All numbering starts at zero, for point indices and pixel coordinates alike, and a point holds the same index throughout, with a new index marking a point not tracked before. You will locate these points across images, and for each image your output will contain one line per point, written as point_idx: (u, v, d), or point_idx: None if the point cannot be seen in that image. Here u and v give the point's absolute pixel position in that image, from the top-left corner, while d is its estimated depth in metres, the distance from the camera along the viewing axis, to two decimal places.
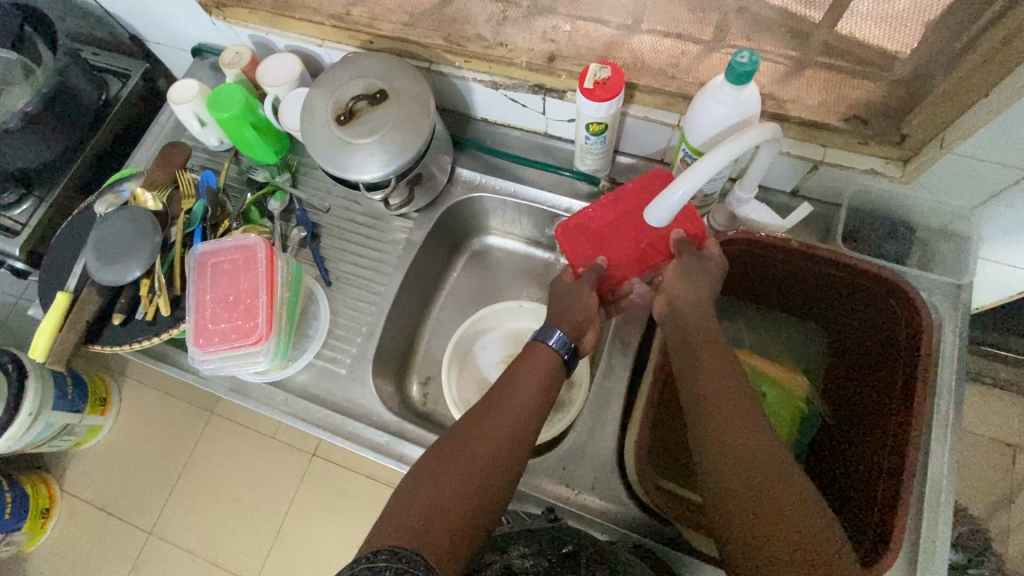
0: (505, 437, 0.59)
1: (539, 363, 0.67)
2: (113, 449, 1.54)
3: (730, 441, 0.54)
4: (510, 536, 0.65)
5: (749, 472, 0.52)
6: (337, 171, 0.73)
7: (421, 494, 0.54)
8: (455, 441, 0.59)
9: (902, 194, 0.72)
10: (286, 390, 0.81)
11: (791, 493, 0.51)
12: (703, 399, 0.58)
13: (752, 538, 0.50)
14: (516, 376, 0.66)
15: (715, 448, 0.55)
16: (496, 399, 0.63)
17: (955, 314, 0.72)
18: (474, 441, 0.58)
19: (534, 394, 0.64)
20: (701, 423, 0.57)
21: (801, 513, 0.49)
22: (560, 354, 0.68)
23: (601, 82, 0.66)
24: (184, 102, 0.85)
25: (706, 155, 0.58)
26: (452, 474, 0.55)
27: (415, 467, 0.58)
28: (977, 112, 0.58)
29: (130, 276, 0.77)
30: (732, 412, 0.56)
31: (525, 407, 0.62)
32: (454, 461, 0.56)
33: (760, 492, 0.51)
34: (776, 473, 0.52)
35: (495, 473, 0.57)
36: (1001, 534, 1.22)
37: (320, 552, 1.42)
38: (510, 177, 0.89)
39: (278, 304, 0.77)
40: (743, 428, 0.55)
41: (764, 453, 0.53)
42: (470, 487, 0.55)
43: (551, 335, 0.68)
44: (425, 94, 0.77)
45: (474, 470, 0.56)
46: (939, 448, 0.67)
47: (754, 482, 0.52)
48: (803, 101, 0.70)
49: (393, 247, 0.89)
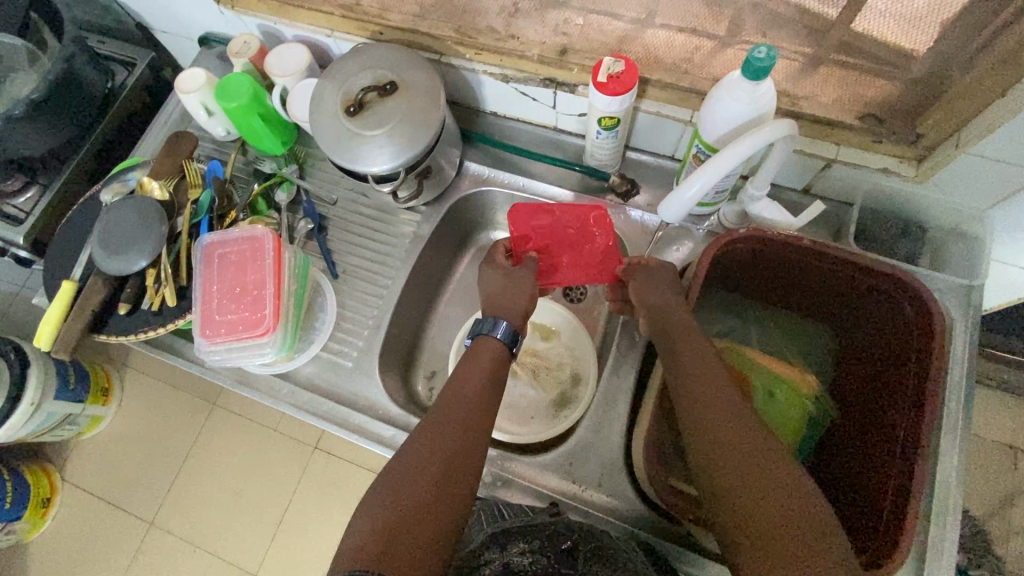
0: (458, 440, 0.60)
1: (483, 354, 0.70)
2: (115, 440, 1.54)
3: (733, 445, 0.55)
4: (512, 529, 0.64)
5: (757, 476, 0.53)
6: (346, 163, 0.73)
7: (384, 506, 0.53)
8: (414, 450, 0.59)
9: (915, 193, 0.72)
10: (292, 381, 0.80)
11: (799, 503, 0.50)
12: (700, 403, 0.59)
13: (755, 544, 0.50)
14: (465, 377, 0.67)
15: (716, 451, 0.55)
16: (450, 403, 0.63)
17: (967, 314, 0.72)
18: (430, 447, 0.58)
19: (486, 393, 0.66)
20: (704, 425, 0.57)
21: (805, 517, 0.50)
22: (505, 345, 0.72)
23: (615, 76, 0.65)
24: (191, 91, 0.84)
25: (717, 154, 0.60)
26: (412, 482, 0.55)
27: (379, 478, 0.57)
28: (994, 112, 0.58)
29: (136, 266, 0.77)
30: (728, 414, 0.57)
31: (476, 409, 0.63)
32: (415, 469, 0.56)
33: (758, 492, 0.52)
34: (778, 477, 0.52)
35: (455, 476, 0.57)
36: (1002, 536, 1.22)
37: (321, 544, 1.42)
38: (519, 171, 0.89)
39: (285, 296, 0.77)
40: (741, 432, 0.56)
41: (767, 456, 0.54)
42: (430, 494, 0.55)
43: (498, 328, 0.72)
44: (434, 86, 0.76)
45: (432, 476, 0.56)
46: (948, 449, 0.67)
47: (755, 484, 0.52)
48: (817, 99, 0.69)
49: (401, 241, 0.88)
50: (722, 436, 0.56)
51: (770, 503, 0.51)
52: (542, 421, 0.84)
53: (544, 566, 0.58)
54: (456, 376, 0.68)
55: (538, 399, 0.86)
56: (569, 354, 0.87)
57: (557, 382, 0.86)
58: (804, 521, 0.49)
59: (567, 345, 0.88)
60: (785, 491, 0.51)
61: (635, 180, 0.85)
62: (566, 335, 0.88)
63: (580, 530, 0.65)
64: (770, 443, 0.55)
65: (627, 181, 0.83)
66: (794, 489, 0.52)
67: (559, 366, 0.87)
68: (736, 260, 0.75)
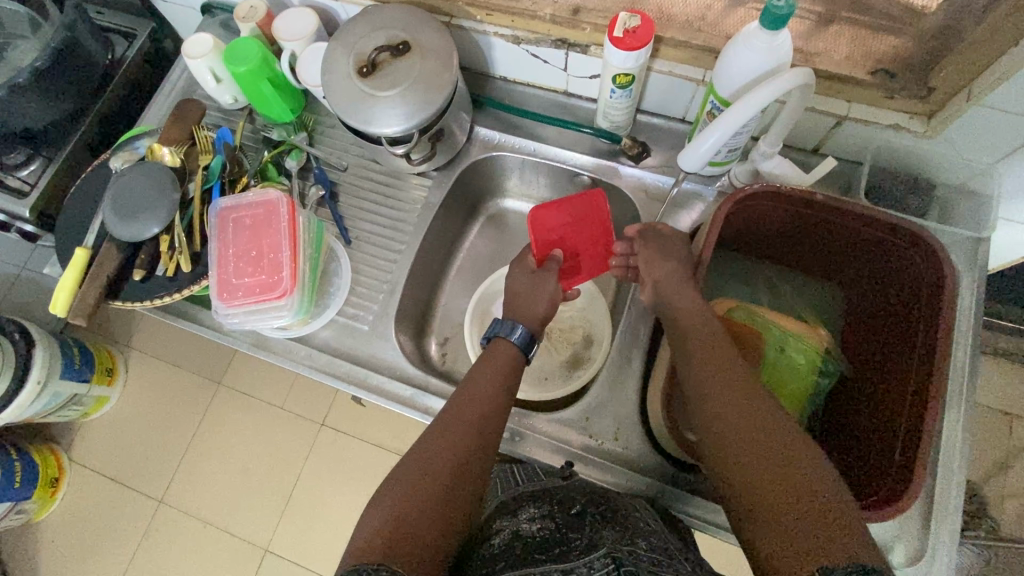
0: (470, 439, 0.60)
1: (498, 358, 0.69)
2: (122, 419, 1.55)
3: (729, 407, 0.56)
4: (524, 496, 0.68)
5: (758, 434, 0.53)
6: (359, 124, 0.73)
7: (392, 505, 0.54)
8: (425, 448, 0.59)
9: (924, 148, 0.73)
10: (310, 345, 0.80)
11: (806, 460, 0.51)
12: (702, 367, 0.59)
13: (762, 504, 0.50)
14: (479, 376, 0.67)
15: (718, 410, 0.56)
16: (463, 404, 0.63)
17: (973, 268, 0.74)
18: (440, 446, 0.59)
19: (500, 397, 0.65)
20: (703, 387, 0.58)
21: (811, 472, 0.50)
22: (521, 350, 0.71)
23: (631, 31, 0.65)
24: (199, 57, 0.83)
25: (732, 106, 0.61)
26: (422, 480, 0.56)
27: (393, 474, 0.58)
28: (1008, 61, 0.58)
29: (149, 233, 0.77)
30: (725, 375, 0.58)
31: (489, 407, 0.64)
32: (424, 467, 0.57)
33: (768, 452, 0.51)
34: (780, 434, 0.52)
35: (464, 480, 0.57)
36: (996, 497, 1.26)
37: (333, 517, 1.45)
38: (530, 136, 0.89)
39: (301, 259, 0.77)
40: (738, 391, 0.56)
41: (770, 414, 0.54)
42: (442, 496, 0.55)
43: (515, 331, 0.71)
44: (447, 47, 0.76)
45: (440, 479, 0.56)
46: (955, 397, 0.70)
47: (766, 438, 0.52)
48: (831, 55, 0.69)
49: (412, 206, 0.89)
50: (722, 399, 0.56)
51: (776, 462, 0.51)
52: (556, 381, 0.86)
53: (552, 527, 0.60)
54: (471, 376, 0.67)
55: (551, 360, 0.87)
56: (581, 317, 0.88)
57: (569, 344, 0.88)
58: (812, 477, 0.49)
59: (579, 308, 0.89)
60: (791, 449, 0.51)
61: (646, 143, 0.85)
62: (578, 298, 0.89)
63: (590, 493, 0.67)
64: (770, 402, 0.55)
65: (639, 144, 0.83)
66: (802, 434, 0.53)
67: (571, 328, 0.88)
68: (749, 218, 0.75)
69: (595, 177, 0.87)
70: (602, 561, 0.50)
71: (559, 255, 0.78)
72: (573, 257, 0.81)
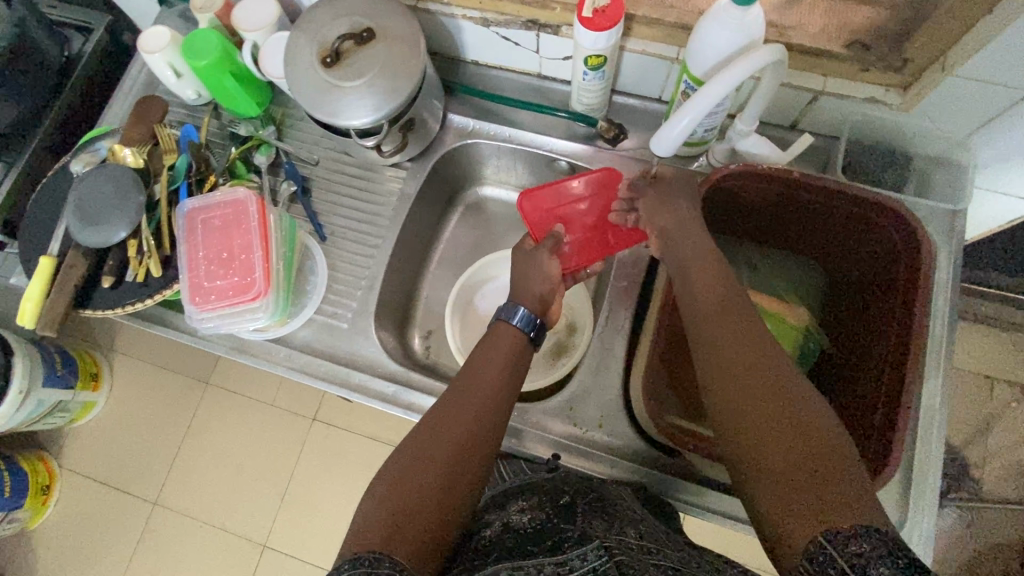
0: (469, 426, 0.59)
1: (502, 339, 0.68)
2: (111, 423, 1.54)
3: (728, 376, 0.52)
4: (512, 490, 0.68)
5: (774, 400, 0.49)
6: (327, 117, 0.71)
7: (389, 492, 0.53)
8: (422, 437, 0.58)
9: (900, 121, 0.72)
10: (288, 345, 0.78)
11: (823, 428, 0.48)
12: (713, 331, 0.56)
13: (774, 478, 0.47)
14: (481, 362, 0.65)
15: (728, 376, 0.52)
16: (462, 391, 0.62)
17: (952, 241, 0.74)
18: (437, 434, 0.57)
19: (502, 382, 0.64)
20: (714, 349, 0.55)
21: (827, 440, 0.47)
22: (524, 331, 0.69)
23: (600, 10, 0.63)
24: (156, 51, 0.80)
25: (709, 82, 0.59)
26: (422, 468, 0.55)
27: (391, 460, 0.57)
28: (980, 31, 0.57)
29: (116, 237, 0.75)
30: (743, 339, 0.54)
31: (492, 392, 0.62)
32: (422, 456, 0.56)
33: (768, 424, 0.49)
34: (797, 401, 0.49)
35: (464, 467, 0.56)
36: (978, 459, 1.29)
37: (330, 510, 1.45)
38: (505, 121, 0.87)
39: (274, 258, 0.75)
40: (757, 354, 0.53)
41: (786, 379, 0.51)
42: (442, 482, 0.54)
43: (515, 315, 0.70)
44: (414, 32, 0.73)
45: (440, 467, 0.55)
46: (934, 370, 0.71)
47: (769, 409, 0.49)
48: (805, 29, 0.67)
49: (387, 198, 0.87)
50: (723, 367, 0.53)
51: (792, 430, 0.48)
52: (540, 370, 0.86)
53: (541, 519, 0.60)
54: (473, 361, 0.66)
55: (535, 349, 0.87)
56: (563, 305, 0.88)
57: (553, 332, 0.87)
58: (824, 445, 0.47)
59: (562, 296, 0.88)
60: (811, 417, 0.48)
61: (623, 125, 0.84)
62: None
63: (574, 486, 0.67)
64: (776, 366, 0.51)
65: (615, 125, 0.81)
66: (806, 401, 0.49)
67: None
68: (727, 199, 0.75)
69: (572, 162, 0.85)
70: (594, 553, 0.50)
71: (559, 232, 0.78)
72: (584, 233, 0.80)
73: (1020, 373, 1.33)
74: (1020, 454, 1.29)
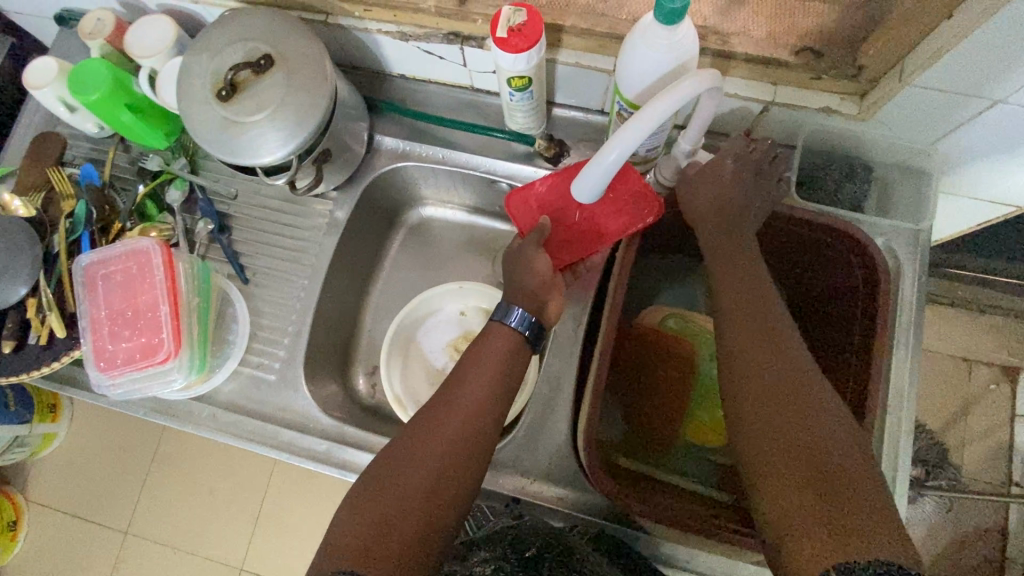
0: (460, 430, 0.57)
1: (494, 341, 0.65)
2: (73, 455, 1.49)
3: (752, 374, 0.51)
4: (474, 540, 0.64)
5: (790, 405, 0.48)
6: (228, 157, 0.64)
7: (372, 500, 0.52)
8: (405, 450, 0.55)
9: (858, 130, 0.66)
10: (212, 404, 0.73)
11: (846, 453, 0.45)
12: (738, 331, 0.54)
13: (784, 481, 0.46)
14: (469, 367, 0.62)
15: (750, 374, 0.51)
16: (444, 407, 0.59)
17: (915, 257, 0.69)
18: (422, 448, 0.55)
19: (495, 383, 0.61)
20: (734, 348, 0.54)
21: (843, 450, 0.46)
22: (522, 331, 0.65)
23: (517, 29, 0.56)
24: (43, 86, 0.72)
25: (637, 112, 0.51)
26: (408, 473, 0.53)
27: (381, 459, 0.56)
28: (939, 37, 0.51)
29: (15, 296, 0.68)
30: (766, 343, 0.53)
31: (482, 395, 0.60)
32: (406, 468, 0.53)
33: (786, 427, 0.47)
34: (820, 418, 0.47)
35: (450, 477, 0.54)
36: (956, 445, 1.27)
37: (304, 531, 1.42)
38: (437, 141, 0.80)
39: (184, 314, 0.69)
40: (778, 358, 0.51)
41: (804, 386, 0.49)
42: (426, 489, 0.52)
43: (513, 315, 0.66)
44: (318, 55, 0.65)
45: (427, 475, 0.53)
46: (898, 400, 0.67)
47: (790, 414, 0.48)
48: (749, 35, 0.60)
49: (315, 232, 0.80)
50: (751, 362, 0.52)
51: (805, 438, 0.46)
52: None
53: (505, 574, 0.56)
54: (466, 357, 0.64)
55: None
56: None
57: None
58: (838, 457, 0.45)
59: None
60: (826, 425, 0.47)
61: (564, 141, 0.77)
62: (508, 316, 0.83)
63: (535, 536, 0.62)
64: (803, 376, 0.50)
65: (555, 142, 0.74)
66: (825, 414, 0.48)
67: None
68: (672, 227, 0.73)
69: (512, 183, 0.79)
70: None
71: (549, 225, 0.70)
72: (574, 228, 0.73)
73: (997, 355, 1.30)
74: (998, 438, 1.26)
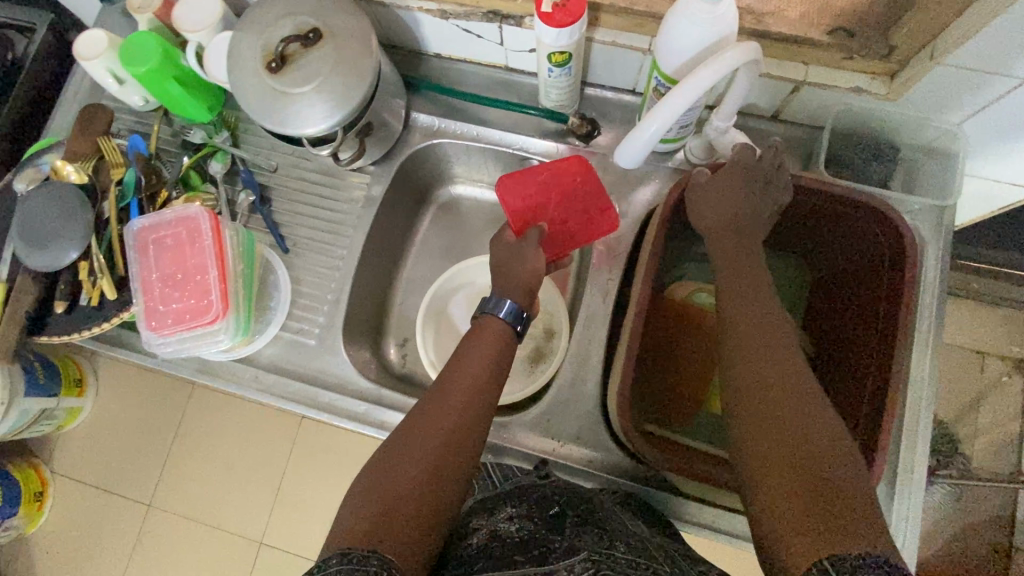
0: (466, 404, 0.58)
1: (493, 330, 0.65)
2: (100, 428, 1.52)
3: (749, 363, 0.52)
4: (500, 496, 0.65)
5: (787, 395, 0.49)
6: (275, 127, 0.66)
7: (379, 477, 0.51)
8: (409, 429, 0.55)
9: (887, 110, 0.68)
10: (255, 365, 0.77)
11: (830, 447, 0.46)
12: (741, 324, 0.56)
13: (770, 470, 0.46)
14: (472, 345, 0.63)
15: (752, 367, 0.52)
16: (451, 381, 0.60)
17: (938, 237, 0.71)
18: (427, 425, 0.55)
19: (495, 358, 0.62)
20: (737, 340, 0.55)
21: (832, 451, 0.46)
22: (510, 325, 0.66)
23: (561, 5, 0.59)
24: (94, 58, 0.74)
25: (680, 82, 0.56)
26: (414, 449, 0.53)
27: (389, 436, 0.56)
28: (972, 17, 0.53)
29: (68, 258, 0.71)
30: (765, 338, 0.54)
31: (487, 366, 0.61)
32: (410, 446, 0.53)
33: (780, 419, 0.48)
34: (812, 412, 0.48)
35: (457, 450, 0.54)
36: (968, 435, 1.29)
37: (324, 506, 1.45)
38: (470, 119, 0.82)
39: (232, 279, 0.71)
40: (773, 357, 0.52)
41: (798, 381, 0.50)
42: (431, 462, 0.52)
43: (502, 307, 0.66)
44: (363, 29, 0.68)
45: (432, 452, 0.53)
46: (918, 371, 0.69)
47: (783, 406, 0.49)
48: (783, 14, 0.62)
49: (353, 206, 0.82)
50: (749, 354, 0.53)
51: (794, 432, 0.47)
52: (518, 378, 0.83)
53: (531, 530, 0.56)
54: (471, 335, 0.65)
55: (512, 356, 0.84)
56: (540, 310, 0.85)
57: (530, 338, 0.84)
58: (825, 448, 0.46)
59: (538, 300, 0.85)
60: (818, 423, 0.47)
61: (596, 119, 0.79)
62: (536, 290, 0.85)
63: (565, 493, 0.64)
64: (801, 372, 0.51)
65: (586, 120, 0.77)
66: (816, 410, 0.48)
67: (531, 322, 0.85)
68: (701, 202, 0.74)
69: (545, 160, 0.81)
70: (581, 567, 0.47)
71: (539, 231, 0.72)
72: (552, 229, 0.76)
73: (1010, 348, 1.32)
74: (1009, 429, 1.28)
